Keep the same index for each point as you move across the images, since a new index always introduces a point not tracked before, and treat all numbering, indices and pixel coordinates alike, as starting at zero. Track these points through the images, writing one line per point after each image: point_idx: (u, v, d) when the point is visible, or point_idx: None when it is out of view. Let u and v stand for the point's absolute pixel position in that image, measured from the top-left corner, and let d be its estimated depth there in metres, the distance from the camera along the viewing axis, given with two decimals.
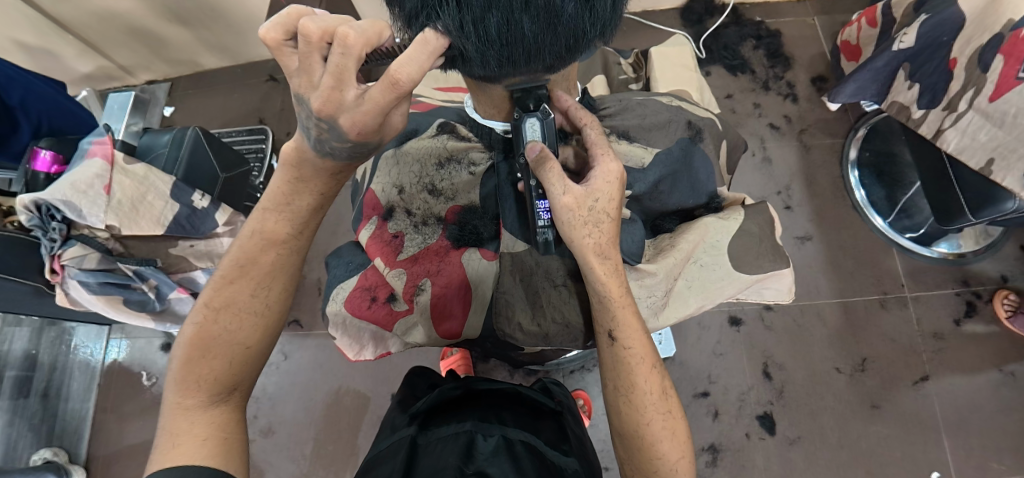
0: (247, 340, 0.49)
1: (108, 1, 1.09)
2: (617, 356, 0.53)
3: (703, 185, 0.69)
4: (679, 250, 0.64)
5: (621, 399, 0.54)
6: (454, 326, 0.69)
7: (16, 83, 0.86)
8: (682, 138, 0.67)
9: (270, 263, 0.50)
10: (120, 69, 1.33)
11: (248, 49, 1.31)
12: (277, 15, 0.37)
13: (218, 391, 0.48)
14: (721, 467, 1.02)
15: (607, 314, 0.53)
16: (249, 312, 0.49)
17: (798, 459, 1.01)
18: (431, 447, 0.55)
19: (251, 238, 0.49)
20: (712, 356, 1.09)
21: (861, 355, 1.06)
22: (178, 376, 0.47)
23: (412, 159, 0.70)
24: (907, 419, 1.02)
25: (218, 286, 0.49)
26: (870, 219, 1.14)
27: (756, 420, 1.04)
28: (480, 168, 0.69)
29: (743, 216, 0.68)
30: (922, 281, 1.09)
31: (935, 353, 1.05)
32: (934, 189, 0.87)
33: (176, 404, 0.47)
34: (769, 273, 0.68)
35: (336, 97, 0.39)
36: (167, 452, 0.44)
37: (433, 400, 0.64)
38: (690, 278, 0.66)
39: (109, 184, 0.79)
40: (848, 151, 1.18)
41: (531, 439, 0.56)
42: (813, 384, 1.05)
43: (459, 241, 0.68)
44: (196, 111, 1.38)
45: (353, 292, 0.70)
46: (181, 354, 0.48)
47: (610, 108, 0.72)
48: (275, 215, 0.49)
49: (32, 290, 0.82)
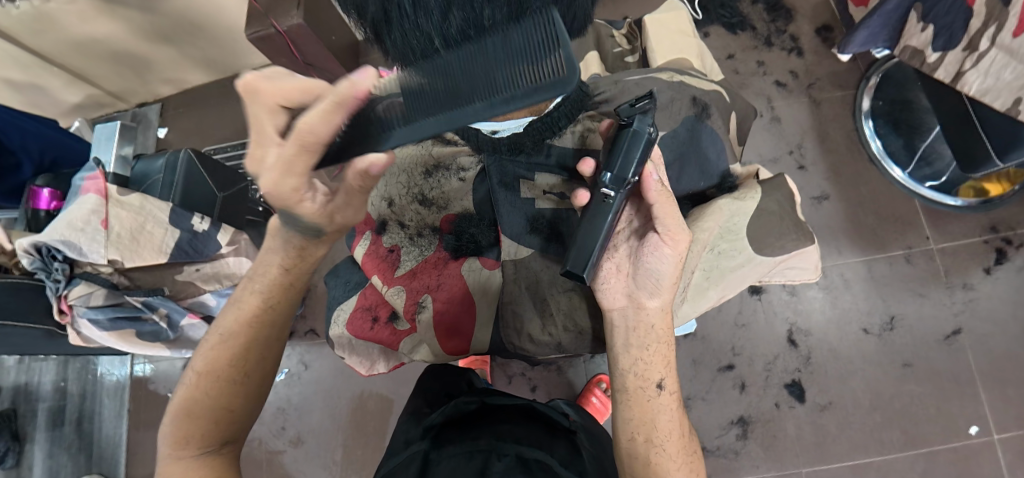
0: (229, 400, 0.49)
1: (86, 29, 1.06)
2: (644, 404, 0.52)
3: (712, 166, 0.65)
4: (695, 241, 0.60)
5: (652, 450, 0.50)
6: (461, 344, 0.67)
7: (14, 127, 0.84)
8: (686, 117, 0.63)
9: (249, 330, 0.50)
10: (108, 95, 1.31)
11: (233, 59, 1.29)
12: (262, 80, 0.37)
13: (210, 444, 0.48)
14: (753, 439, 1.01)
15: (659, 360, 0.53)
16: (228, 375, 0.49)
17: (830, 425, 1.00)
18: (444, 463, 0.53)
19: (232, 308, 0.51)
20: (734, 328, 1.06)
21: (889, 313, 1.03)
22: (167, 434, 0.47)
23: (398, 169, 0.68)
24: (940, 376, 0.99)
25: (202, 352, 0.50)
26: (888, 170, 1.08)
27: (785, 389, 1.02)
28: (470, 174, 0.66)
29: (760, 195, 0.64)
30: (947, 232, 1.05)
31: (966, 304, 1.01)
32: (955, 135, 0.84)
33: (168, 456, 0.46)
34: (792, 253, 0.64)
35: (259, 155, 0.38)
36: None
37: (446, 415, 0.64)
38: (707, 268, 0.64)
39: (105, 219, 0.78)
40: (861, 101, 1.12)
41: (544, 457, 0.53)
42: (841, 347, 1.03)
43: (457, 252, 0.67)
44: (190, 129, 1.37)
45: (354, 313, 0.70)
46: (171, 414, 0.48)
47: (604, 94, 0.63)
48: (254, 285, 0.50)
49: (43, 332, 0.82)
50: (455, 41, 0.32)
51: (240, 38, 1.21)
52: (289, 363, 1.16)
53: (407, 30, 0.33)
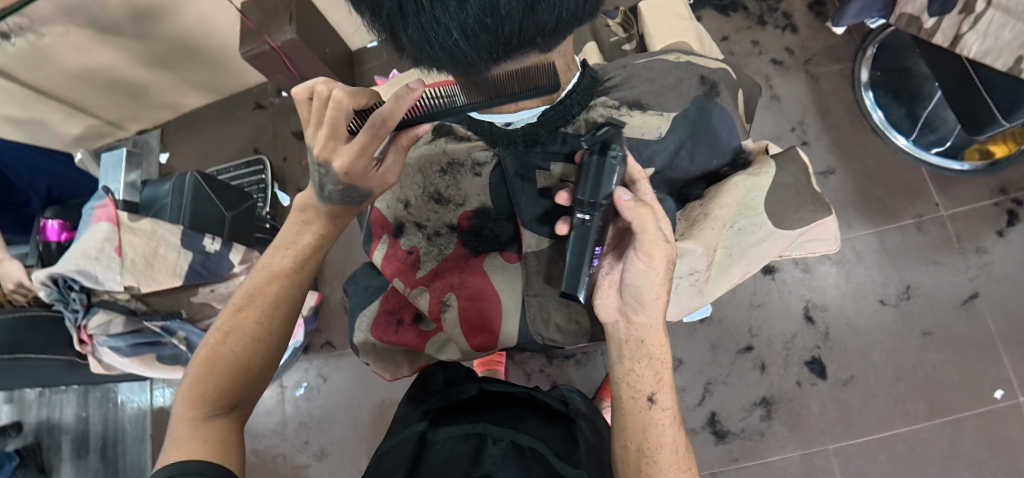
0: (250, 360, 0.50)
1: (83, 61, 1.07)
2: (638, 414, 0.49)
3: (724, 143, 0.63)
4: (713, 218, 0.60)
5: (643, 459, 0.47)
6: (488, 339, 0.69)
7: (21, 162, 0.89)
8: (696, 96, 0.61)
9: (276, 294, 0.52)
10: (108, 124, 1.32)
11: (230, 79, 1.30)
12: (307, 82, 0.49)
13: (222, 404, 0.47)
14: (778, 419, 1.00)
15: (652, 373, 0.50)
16: (251, 335, 0.50)
17: (854, 400, 0.99)
18: (440, 444, 0.53)
19: (261, 273, 0.53)
20: (750, 308, 1.06)
21: (905, 283, 1.02)
22: (185, 391, 0.47)
23: (411, 170, 0.65)
24: (961, 342, 0.98)
25: (228, 313, 0.51)
26: (892, 140, 1.08)
27: (806, 366, 1.02)
28: (486, 169, 0.63)
29: (774, 168, 0.62)
30: (957, 197, 1.04)
31: (981, 268, 1.00)
32: (958, 99, 0.83)
33: (181, 414, 0.46)
34: (812, 224, 0.64)
35: (331, 145, 0.48)
36: (171, 450, 0.43)
37: (445, 398, 0.62)
38: (728, 246, 0.64)
39: (119, 246, 0.78)
40: (860, 73, 1.11)
41: (538, 445, 0.52)
42: (859, 321, 1.02)
43: (478, 249, 0.68)
44: (193, 152, 1.38)
45: (379, 317, 0.73)
46: (191, 372, 0.48)
47: (613, 79, 0.64)
48: (285, 251, 0.53)
49: (64, 363, 0.83)
50: (473, 30, 0.33)
51: (235, 58, 1.21)
52: (307, 376, 1.17)
53: (424, 24, 0.33)
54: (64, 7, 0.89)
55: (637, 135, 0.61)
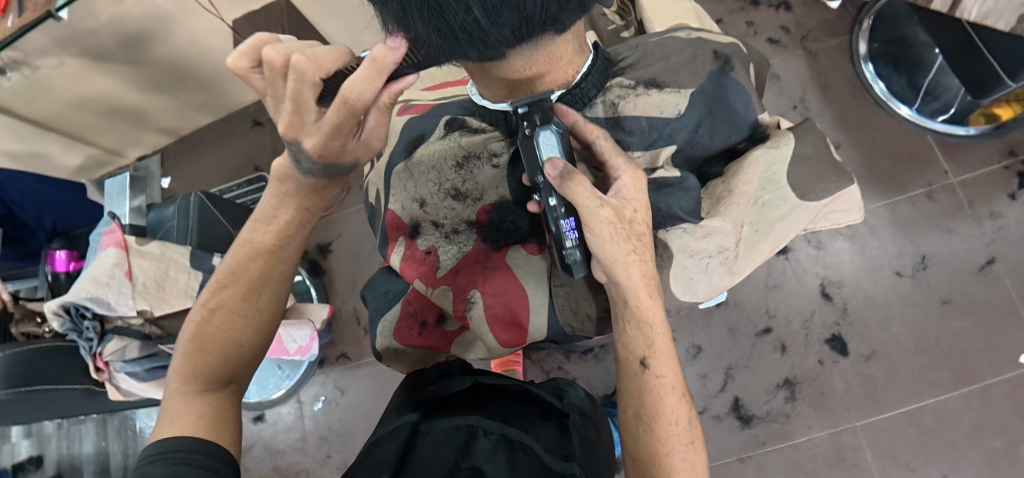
0: (240, 338, 0.51)
1: (77, 91, 1.06)
2: (642, 384, 0.49)
3: (742, 119, 0.63)
4: (739, 195, 0.61)
5: (642, 427, 0.48)
6: (516, 336, 0.67)
7: (30, 196, 0.91)
8: (712, 71, 0.60)
9: (260, 270, 0.52)
10: (108, 153, 1.32)
11: (226, 98, 1.29)
12: (241, 44, 0.38)
13: (215, 380, 0.49)
14: (802, 400, 0.99)
15: (644, 339, 0.49)
16: (240, 313, 0.51)
17: (878, 374, 0.98)
18: (431, 435, 0.52)
19: (243, 248, 0.52)
20: (765, 290, 1.05)
21: (920, 253, 1.01)
22: (177, 366, 0.49)
23: (427, 167, 0.68)
24: (981, 308, 0.97)
25: (213, 290, 0.52)
26: (895, 110, 1.06)
27: (827, 344, 1.01)
28: (503, 159, 0.65)
29: (793, 141, 0.62)
30: (965, 163, 1.03)
31: (996, 233, 0.99)
32: (962, 63, 0.82)
33: (175, 389, 0.48)
34: (835, 194, 0.63)
35: (298, 122, 0.40)
36: (165, 425, 0.45)
37: (440, 392, 0.62)
38: (754, 223, 0.64)
39: (129, 270, 0.78)
40: (858, 46, 1.10)
41: (528, 440, 0.52)
42: (876, 295, 1.01)
43: (499, 244, 0.67)
44: (194, 174, 1.38)
45: (401, 321, 0.71)
46: (181, 348, 0.51)
47: (628, 58, 0.63)
48: (266, 225, 0.52)
49: (83, 392, 0.82)
50: (496, 10, 0.33)
51: (229, 76, 1.21)
52: (325, 390, 1.16)
53: (443, 4, 0.32)
54: (57, 38, 0.89)
55: (654, 113, 0.60)
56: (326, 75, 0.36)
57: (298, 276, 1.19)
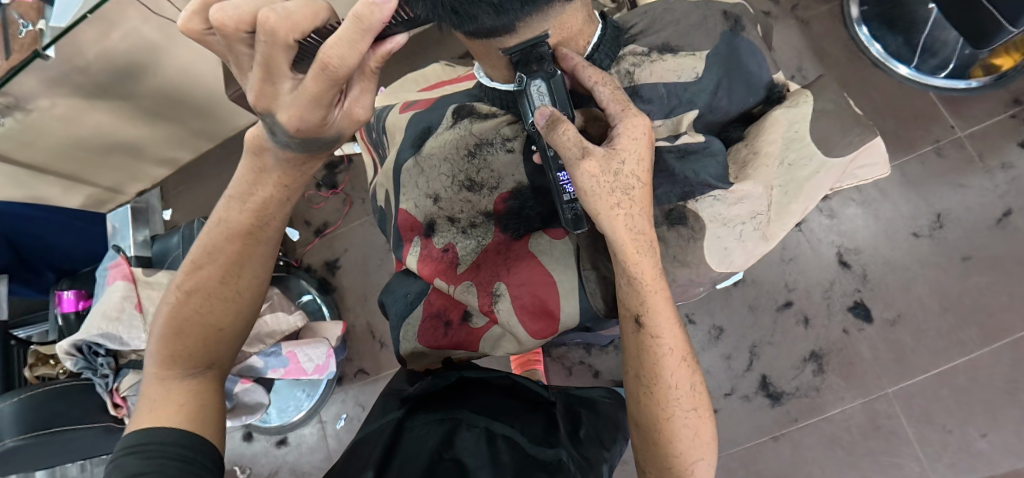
0: (220, 323, 0.53)
1: (70, 132, 1.05)
2: (645, 347, 0.49)
3: (757, 79, 0.65)
4: (767, 156, 0.62)
5: (643, 389, 0.50)
6: (547, 327, 0.65)
7: (47, 237, 0.91)
8: (722, 33, 0.64)
9: (238, 251, 0.53)
10: (107, 191, 1.32)
11: (218, 124, 1.29)
12: (190, 4, 0.37)
13: (196, 364, 0.51)
14: (830, 372, 0.98)
15: (637, 297, 0.49)
16: (217, 297, 0.53)
17: (905, 338, 0.96)
18: (415, 429, 0.51)
19: (219, 228, 0.53)
20: (782, 264, 1.03)
21: (935, 211, 0.99)
22: (156, 350, 0.51)
23: (437, 160, 0.69)
24: (1003, 262, 0.95)
25: (188, 272, 0.53)
26: (893, 70, 1.03)
27: (850, 312, 0.99)
28: (516, 144, 0.66)
29: (812, 97, 0.62)
30: (970, 116, 1.01)
31: (1010, 183, 0.97)
32: (959, 14, 0.80)
33: (155, 374, 0.50)
34: (861, 147, 0.60)
35: (270, 91, 0.40)
36: (146, 412, 0.47)
37: (428, 386, 0.61)
38: (782, 184, 0.61)
39: (138, 301, 0.79)
40: (850, 9, 1.06)
41: (513, 432, 0.50)
42: (895, 258, 0.99)
43: (519, 232, 0.67)
44: (196, 204, 1.37)
45: (425, 323, 0.71)
46: (159, 331, 0.52)
47: (637, 26, 0.68)
48: (240, 205, 0.52)
49: (103, 431, 0.78)
50: None
51: (220, 101, 1.20)
52: (347, 407, 1.15)
53: None
54: (46, 79, 0.88)
55: (671, 78, 0.64)
56: (299, 36, 0.35)
57: (308, 295, 1.15)
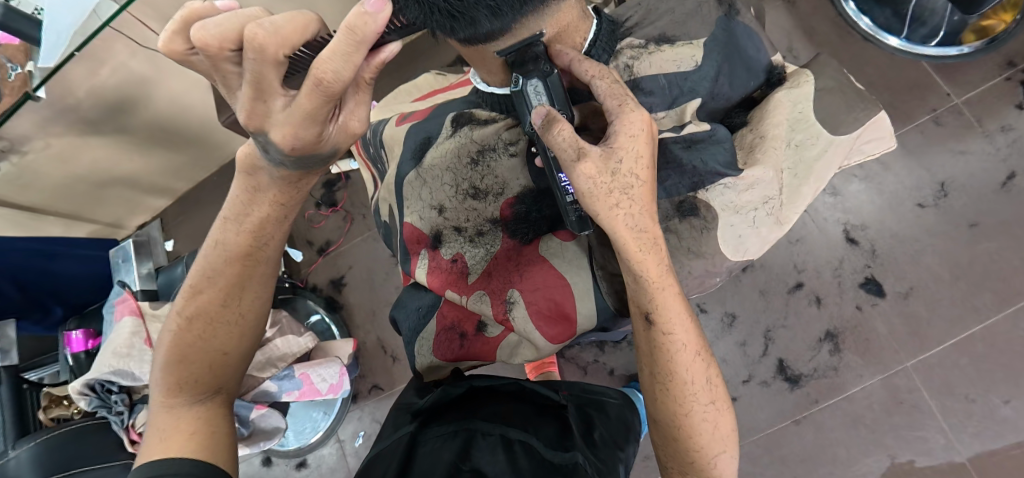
0: (225, 347, 0.53)
1: (67, 171, 1.05)
2: (657, 343, 0.49)
3: (756, 62, 0.65)
4: (773, 138, 0.62)
5: (659, 387, 0.49)
6: (564, 330, 0.65)
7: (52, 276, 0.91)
8: (718, 18, 0.64)
9: (237, 273, 0.53)
10: (108, 226, 1.31)
11: (214, 151, 1.28)
12: (171, 24, 0.37)
13: (203, 390, 0.52)
14: (847, 350, 0.97)
15: (646, 295, 0.48)
16: (220, 321, 0.53)
17: (919, 311, 0.95)
18: (429, 443, 0.50)
19: (216, 252, 0.52)
20: (789, 246, 1.02)
21: (938, 181, 0.98)
22: (161, 378, 0.51)
23: (440, 170, 0.70)
24: (1012, 225, 0.94)
25: (189, 298, 0.53)
26: (884, 42, 1.03)
27: (862, 289, 0.98)
28: (518, 148, 0.67)
29: (812, 77, 0.62)
30: (966, 82, 1.00)
31: (1012, 146, 0.96)
32: None
33: (162, 403, 0.50)
34: (866, 122, 0.61)
35: (262, 110, 0.39)
36: (155, 443, 0.47)
37: (439, 397, 0.61)
38: (792, 167, 0.62)
39: (147, 336, 0.78)
40: None
41: (529, 438, 0.50)
42: (902, 231, 0.98)
43: (528, 237, 0.67)
44: (197, 233, 1.37)
45: (439, 335, 0.71)
46: (163, 360, 0.52)
47: (632, 19, 0.70)
48: (236, 226, 0.52)
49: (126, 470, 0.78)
50: None
51: (213, 128, 1.20)
52: (364, 423, 1.14)
53: None
54: (39, 120, 0.88)
55: (671, 68, 0.64)
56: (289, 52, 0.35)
57: (315, 315, 1.14)
